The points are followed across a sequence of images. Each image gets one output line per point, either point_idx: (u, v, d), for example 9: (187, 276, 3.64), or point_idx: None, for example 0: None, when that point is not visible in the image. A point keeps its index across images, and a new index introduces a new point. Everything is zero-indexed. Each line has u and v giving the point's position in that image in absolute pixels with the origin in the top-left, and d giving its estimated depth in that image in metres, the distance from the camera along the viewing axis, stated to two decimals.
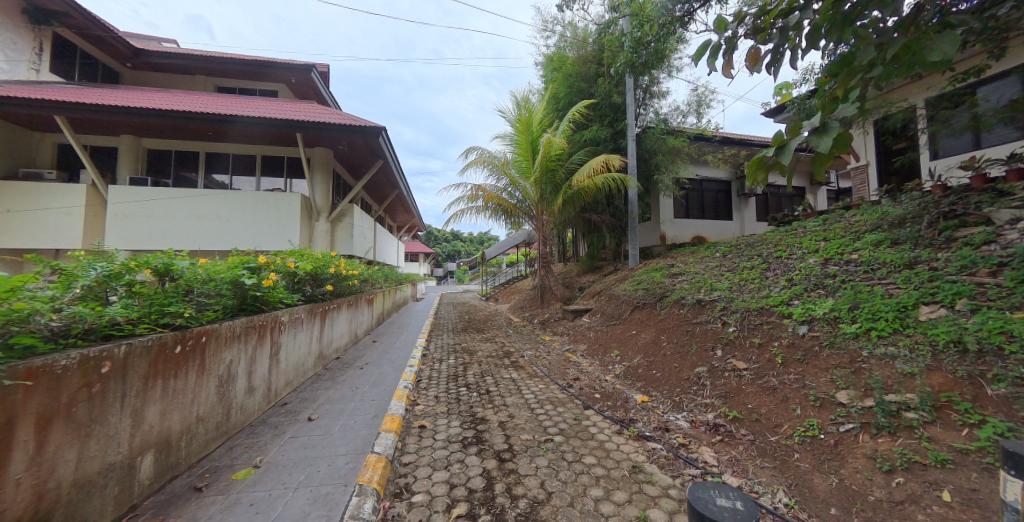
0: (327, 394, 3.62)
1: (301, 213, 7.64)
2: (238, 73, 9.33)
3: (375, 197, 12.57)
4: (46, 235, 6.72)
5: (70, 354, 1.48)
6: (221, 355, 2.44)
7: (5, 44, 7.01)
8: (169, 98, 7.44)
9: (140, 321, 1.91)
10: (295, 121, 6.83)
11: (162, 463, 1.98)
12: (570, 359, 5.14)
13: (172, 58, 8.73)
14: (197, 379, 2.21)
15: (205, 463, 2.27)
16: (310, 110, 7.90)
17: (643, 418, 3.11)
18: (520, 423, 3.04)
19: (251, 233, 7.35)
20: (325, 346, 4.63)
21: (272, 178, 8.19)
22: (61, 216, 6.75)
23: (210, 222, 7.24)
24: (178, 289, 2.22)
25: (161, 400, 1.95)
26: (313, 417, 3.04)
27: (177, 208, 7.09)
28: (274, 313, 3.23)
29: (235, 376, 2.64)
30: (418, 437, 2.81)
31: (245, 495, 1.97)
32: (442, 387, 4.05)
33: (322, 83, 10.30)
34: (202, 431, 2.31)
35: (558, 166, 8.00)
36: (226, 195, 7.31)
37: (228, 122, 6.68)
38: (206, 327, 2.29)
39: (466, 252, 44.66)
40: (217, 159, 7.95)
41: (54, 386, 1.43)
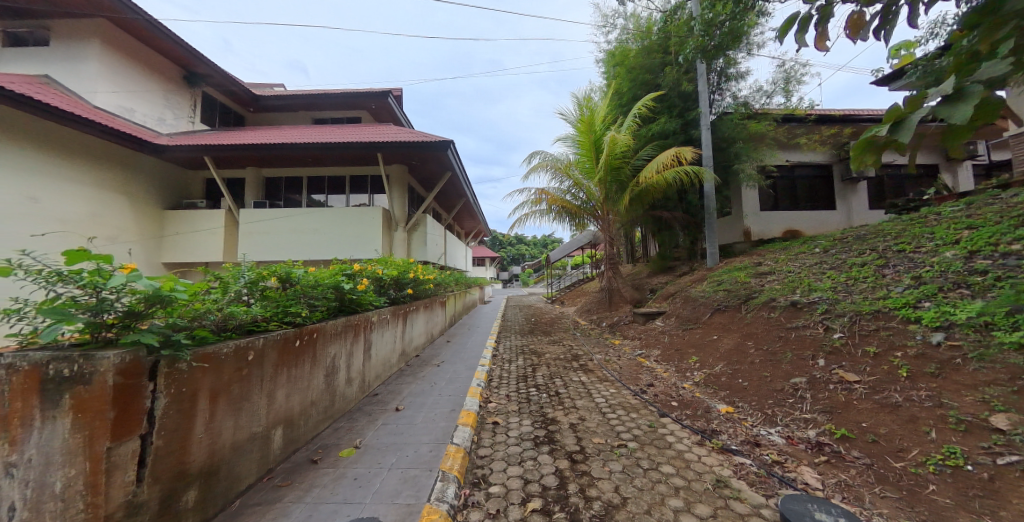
0: (409, 388, 3.98)
1: (382, 224, 8.46)
2: (330, 105, 10.71)
3: (445, 206, 13.41)
4: (197, 252, 8.43)
5: (229, 343, 1.87)
6: (327, 349, 2.85)
7: (174, 105, 9.04)
8: (279, 133, 8.84)
9: (272, 318, 2.33)
10: (377, 142, 7.60)
11: (287, 436, 2.39)
12: (642, 364, 4.92)
13: (280, 99, 10.37)
14: (310, 369, 2.62)
15: (318, 441, 2.67)
16: (388, 131, 8.75)
17: (728, 431, 2.86)
18: (592, 426, 3.02)
19: (342, 244, 8.35)
20: (406, 344, 5.09)
21: (359, 194, 9.24)
22: (207, 236, 8.44)
23: (311, 235, 8.39)
24: (296, 293, 2.65)
25: (284, 385, 2.34)
26: (399, 408, 3.39)
27: (287, 225, 8.37)
28: (366, 313, 3.65)
29: (338, 368, 3.06)
30: (493, 433, 2.96)
31: (349, 471, 2.28)
32: (512, 386, 4.18)
33: (396, 106, 11.37)
34: (315, 412, 2.72)
35: (623, 164, 7.75)
36: (323, 211, 8.43)
37: (324, 148, 7.66)
38: (316, 325, 2.70)
39: (530, 256, 45.17)
40: (316, 181, 9.21)
41: (219, 368, 1.81)
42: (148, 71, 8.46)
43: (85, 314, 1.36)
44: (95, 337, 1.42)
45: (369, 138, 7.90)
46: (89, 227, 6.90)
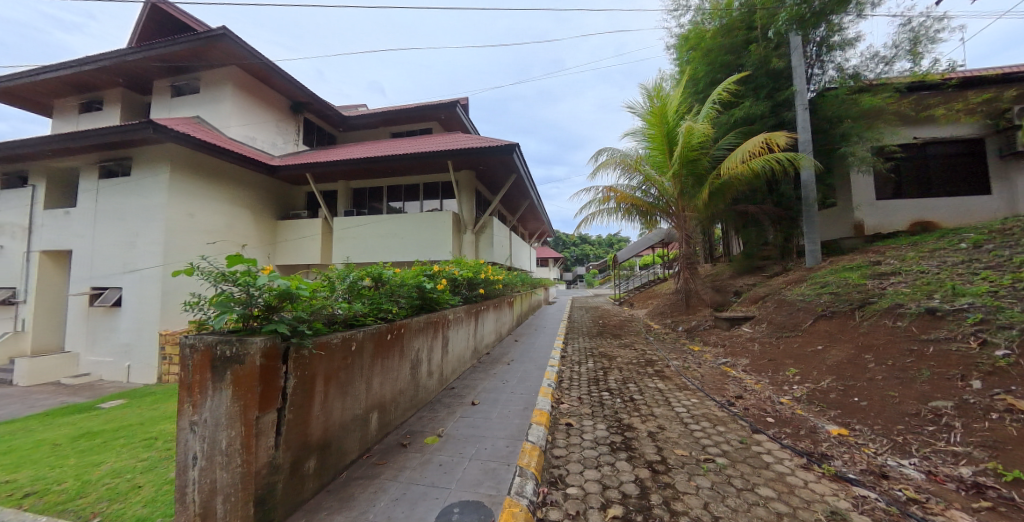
0: (483, 384, 4.15)
1: (452, 228, 8.91)
2: (405, 119, 11.64)
3: (510, 208, 13.69)
4: (301, 255, 9.79)
5: (338, 334, 2.14)
6: (412, 343, 3.11)
7: (284, 130, 10.65)
8: (365, 148, 9.85)
9: (369, 314, 2.62)
10: (447, 150, 8.04)
11: (381, 421, 2.66)
12: (728, 374, 4.47)
13: (364, 118, 11.57)
14: (399, 361, 2.88)
15: (405, 427, 2.93)
16: (458, 139, 9.21)
17: (841, 456, 2.47)
18: (673, 436, 2.84)
19: (417, 247, 8.99)
20: (478, 342, 5.32)
21: (431, 200, 9.87)
22: (309, 242, 9.75)
23: (391, 239, 9.17)
24: (387, 291, 2.94)
25: (379, 374, 2.60)
26: (475, 402, 3.54)
27: (371, 230, 9.28)
28: (444, 311, 3.90)
29: (421, 361, 3.31)
30: (567, 434, 2.94)
31: (434, 457, 2.46)
32: (584, 389, 4.11)
33: (464, 114, 11.94)
34: (403, 400, 2.99)
35: (701, 156, 7.18)
36: (401, 217, 9.17)
37: (401, 159, 8.33)
38: (404, 321, 2.95)
39: (595, 256, 43.96)
40: (395, 190, 10.08)
41: (331, 355, 2.08)
42: (264, 105, 10.03)
43: (237, 306, 1.68)
44: (245, 325, 1.74)
45: (440, 147, 8.39)
46: (224, 235, 8.61)
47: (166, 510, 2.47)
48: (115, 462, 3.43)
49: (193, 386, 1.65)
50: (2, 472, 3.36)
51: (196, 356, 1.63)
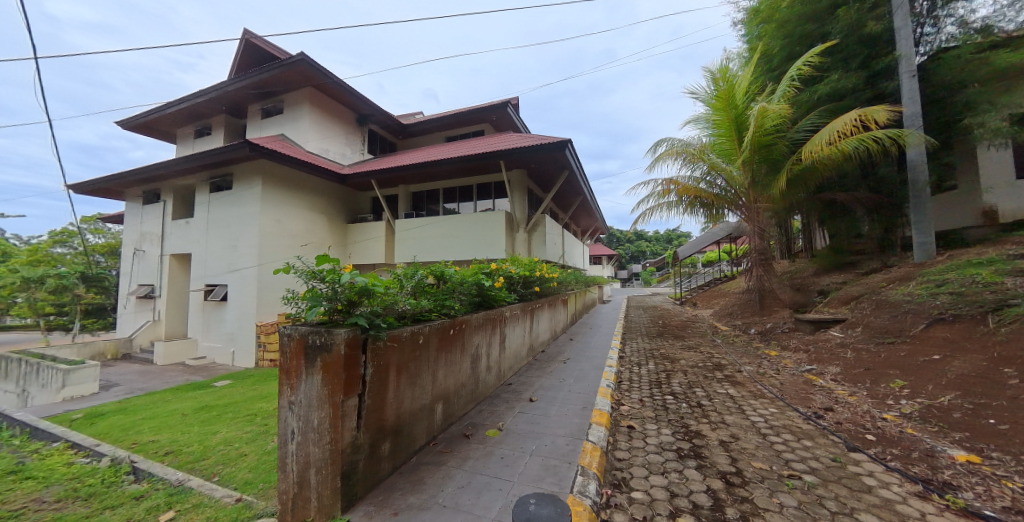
0: (540, 382, 4.16)
1: (505, 226, 9.00)
2: (458, 123, 12.05)
3: (562, 206, 13.53)
4: (368, 255, 10.61)
5: (407, 328, 2.29)
6: (472, 338, 3.22)
7: (351, 141, 11.62)
8: (423, 153, 10.37)
9: (434, 310, 2.76)
10: (499, 151, 8.16)
11: (445, 411, 2.80)
12: (813, 383, 3.98)
13: (420, 124, 12.20)
14: (460, 356, 3.00)
15: (467, 419, 3.05)
16: (510, 139, 9.31)
17: (969, 486, 2.08)
18: (749, 448, 2.60)
19: (471, 246, 9.23)
20: (534, 339, 5.35)
21: (484, 200, 10.07)
22: (374, 243, 10.54)
23: (447, 239, 9.55)
24: (449, 288, 3.08)
25: (443, 367, 2.74)
26: (533, 399, 3.57)
27: (429, 231, 9.75)
28: (501, 308, 3.97)
29: (480, 356, 3.42)
30: (629, 437, 2.84)
31: (496, 449, 2.52)
32: (645, 391, 3.94)
33: (515, 114, 12.04)
34: (465, 393, 3.12)
35: (776, 140, 6.47)
36: (456, 218, 9.49)
37: (456, 162, 8.60)
38: (464, 317, 3.07)
39: (652, 253, 41.77)
40: (450, 192, 10.48)
41: (402, 347, 2.24)
42: (335, 119, 11.01)
43: (324, 301, 1.88)
44: (331, 317, 1.95)
45: (492, 148, 8.53)
46: (305, 238, 9.65)
47: (266, 477, 2.86)
48: (226, 432, 4.03)
49: (290, 371, 1.88)
50: (149, 433, 4.13)
51: (293, 343, 1.85)
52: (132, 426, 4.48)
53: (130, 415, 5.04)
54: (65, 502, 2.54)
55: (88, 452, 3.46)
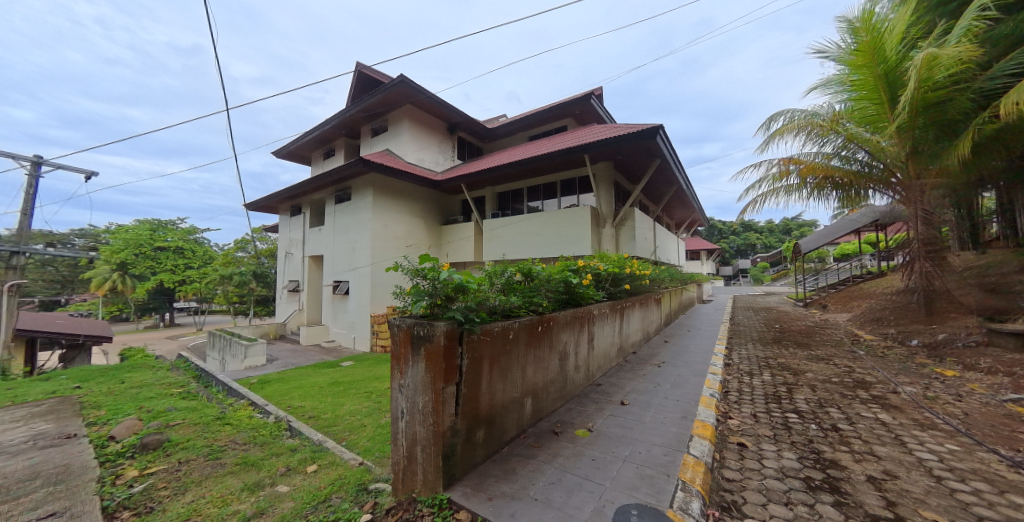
0: (632, 384, 3.95)
1: (591, 222, 8.71)
2: (541, 121, 12.11)
3: (653, 198, 12.58)
4: (459, 254, 11.39)
5: (498, 323, 2.38)
6: (560, 336, 3.20)
7: (443, 149, 12.59)
8: (508, 154, 10.67)
9: (522, 307, 2.81)
10: (583, 145, 7.92)
11: (534, 407, 2.85)
12: (1020, 417, 2.96)
13: (505, 127, 12.61)
14: (548, 353, 3.01)
15: (555, 416, 3.06)
16: (594, 131, 9.00)
17: None
18: (915, 491, 2.06)
19: (556, 243, 9.17)
20: (624, 339, 5.09)
21: (568, 196, 9.89)
22: (464, 242, 11.26)
23: (532, 237, 9.66)
24: (537, 285, 3.11)
25: (532, 362, 2.79)
26: (624, 402, 3.41)
27: (514, 230, 10.02)
28: (589, 306, 3.87)
29: (568, 354, 3.39)
30: (740, 456, 2.50)
31: (586, 450, 2.47)
32: (760, 406, 3.42)
33: (599, 105, 11.62)
34: (553, 390, 3.14)
35: (953, 97, 4.79)
36: (540, 215, 9.55)
37: (539, 160, 8.62)
38: (552, 314, 3.07)
39: (764, 246, 36.11)
40: (534, 190, 10.58)
41: (493, 341, 2.34)
42: (429, 131, 12.05)
43: (426, 297, 2.09)
44: (432, 311, 2.13)
45: (576, 142, 8.34)
46: (407, 240, 10.80)
47: (381, 447, 3.30)
48: (351, 405, 4.76)
49: (399, 357, 2.11)
50: (299, 400, 5.12)
51: (401, 333, 2.07)
52: (287, 393, 5.61)
53: (285, 384, 6.31)
54: (248, 445, 3.32)
55: (260, 410, 4.45)
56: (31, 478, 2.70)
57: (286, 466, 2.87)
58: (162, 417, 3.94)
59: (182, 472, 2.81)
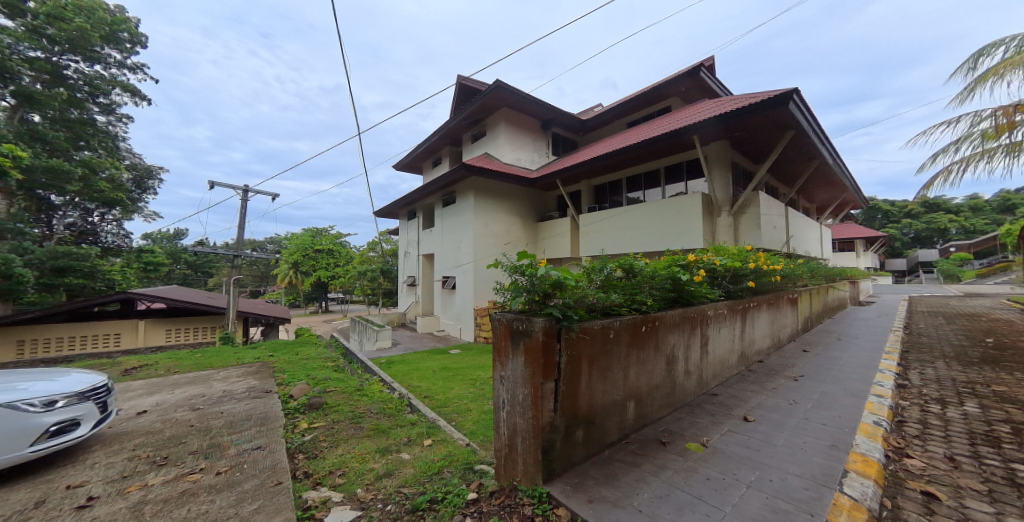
0: (759, 399, 3.38)
1: (702, 211, 7.73)
2: (641, 105, 11.26)
3: (784, 178, 10.55)
4: (555, 251, 11.40)
5: (597, 321, 2.29)
6: (667, 338, 2.93)
7: (538, 147, 12.74)
8: (605, 145, 10.21)
9: (624, 305, 2.65)
10: (692, 124, 7.06)
11: (637, 411, 2.67)
12: None
13: (601, 117, 12.11)
14: (653, 355, 2.78)
15: (662, 424, 2.82)
16: (706, 108, 7.94)
17: None
18: None
19: (660, 236, 8.42)
20: (747, 346, 4.41)
21: (674, 184, 8.97)
22: (560, 238, 11.23)
23: (632, 230, 9.08)
24: (639, 282, 2.89)
25: (635, 364, 2.61)
26: (749, 418, 2.93)
27: (612, 224, 9.57)
28: (702, 305, 3.44)
29: (677, 358, 3.08)
30: (927, 509, 1.88)
31: (700, 468, 2.20)
32: (960, 447, 2.54)
33: (711, 77, 10.23)
34: (659, 396, 2.89)
35: None
36: (641, 207, 8.90)
37: (639, 147, 8.02)
38: (658, 314, 2.82)
39: (962, 232, 26.96)
40: (634, 180, 9.89)
41: (593, 339, 2.26)
42: (524, 130, 12.34)
43: (524, 292, 2.13)
44: (531, 307, 2.16)
45: (683, 123, 7.49)
46: (505, 238, 11.28)
47: (485, 431, 3.54)
48: (458, 389, 5.22)
49: (500, 350, 2.20)
50: (417, 380, 5.85)
51: (502, 327, 2.16)
52: (407, 373, 6.45)
53: (405, 365, 7.26)
54: (380, 414, 3.92)
55: (388, 386, 5.22)
56: (248, 418, 3.70)
57: (408, 437, 3.29)
58: (321, 384, 4.94)
59: (335, 429, 3.47)
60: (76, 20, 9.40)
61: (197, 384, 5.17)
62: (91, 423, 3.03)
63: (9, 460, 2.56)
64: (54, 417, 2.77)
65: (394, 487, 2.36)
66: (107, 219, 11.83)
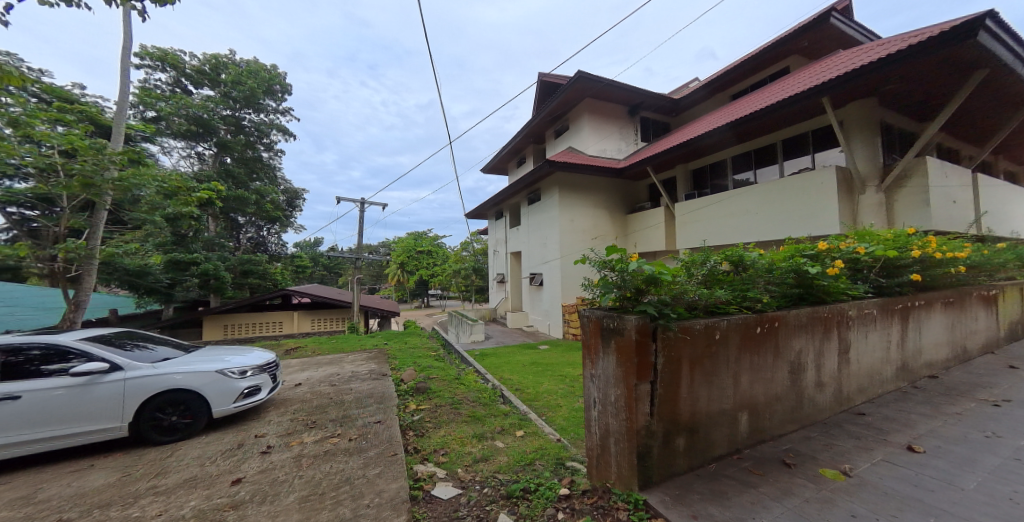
0: (931, 425, 2.63)
1: (839, 188, 6.30)
2: (748, 71, 9.76)
3: (968, 135, 7.99)
4: (648, 244, 10.64)
5: (700, 320, 2.06)
6: (791, 342, 2.49)
7: (625, 135, 12.06)
8: (704, 123, 9.14)
9: (733, 303, 2.34)
10: (819, 85, 5.86)
11: (752, 424, 2.34)
12: None
13: (697, 92, 10.88)
14: (772, 361, 2.40)
15: (786, 443, 2.42)
16: (840, 61, 6.49)
17: None
18: None
19: (777, 222, 7.20)
20: (909, 355, 3.49)
21: (796, 158, 7.53)
22: (653, 230, 10.43)
23: (741, 217, 7.97)
24: (752, 277, 2.51)
25: (748, 371, 2.29)
26: (915, 449, 2.30)
27: (715, 211, 8.54)
28: (841, 304, 2.84)
29: (805, 366, 2.60)
30: None
31: (839, 500, 1.81)
32: None
33: (846, 22, 8.32)
34: (781, 409, 2.49)
35: None
36: (752, 190, 7.73)
37: (747, 122, 6.98)
38: (778, 313, 2.42)
39: None
40: (742, 159, 8.64)
41: (695, 340, 2.05)
42: (610, 118, 11.79)
43: (614, 289, 2.03)
44: (622, 304, 2.06)
45: (806, 86, 6.27)
46: (591, 232, 10.97)
47: (576, 428, 3.52)
48: (548, 384, 5.28)
49: (591, 347, 2.15)
50: (509, 373, 6.10)
51: (592, 324, 2.12)
52: (500, 366, 6.77)
53: (497, 358, 7.63)
54: (476, 402, 4.20)
55: (483, 376, 5.56)
56: (370, 396, 4.35)
57: (501, 426, 3.46)
58: (426, 371, 5.51)
59: (438, 412, 3.83)
60: (249, 82, 12.21)
61: (334, 365, 6.27)
62: (268, 389, 3.90)
63: (222, 411, 3.46)
64: (246, 382, 3.63)
65: (490, 471, 2.51)
66: (272, 232, 15.10)
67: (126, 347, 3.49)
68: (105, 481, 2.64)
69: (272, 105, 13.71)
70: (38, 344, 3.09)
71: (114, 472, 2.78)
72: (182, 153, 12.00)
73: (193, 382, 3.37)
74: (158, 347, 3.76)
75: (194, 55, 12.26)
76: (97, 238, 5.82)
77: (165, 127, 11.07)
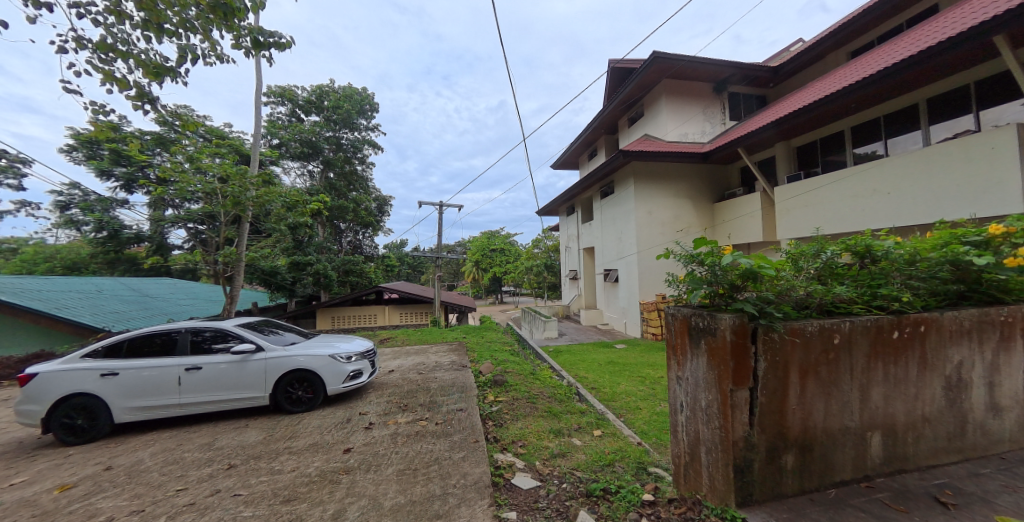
0: None
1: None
2: (874, 20, 8.03)
3: None
4: (742, 234, 9.47)
5: (814, 321, 1.77)
6: (946, 351, 2.00)
7: (710, 114, 10.90)
8: (814, 90, 7.78)
9: (858, 301, 1.96)
10: (987, 22, 4.55)
11: (889, 448, 1.95)
12: None
13: (803, 55, 9.30)
14: (918, 373, 1.96)
15: (939, 476, 1.95)
16: None
17: None
18: None
19: (924, 202, 5.81)
20: None
21: (949, 120, 5.97)
22: (748, 219, 9.24)
23: (869, 198, 6.61)
24: (887, 271, 2.06)
25: (883, 383, 1.90)
26: None
27: (832, 193, 7.22)
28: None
29: (969, 382, 2.07)
30: None
31: None
32: None
33: None
34: (931, 434, 2.03)
35: None
36: (886, 163, 6.33)
37: (875, 81, 5.76)
38: (927, 315, 1.96)
39: None
40: (866, 129, 7.17)
41: (807, 345, 1.77)
42: (692, 98, 10.75)
43: (704, 285, 1.85)
44: (713, 302, 1.88)
45: (965, 25, 4.92)
46: (673, 225, 10.18)
47: (659, 433, 3.32)
48: (627, 385, 5.06)
49: (677, 348, 2.01)
50: (584, 371, 6.01)
51: (678, 322, 1.98)
52: (575, 363, 6.70)
53: (572, 356, 7.56)
54: (552, 398, 4.22)
55: (557, 373, 5.58)
56: (453, 385, 4.65)
57: (579, 424, 3.42)
58: (503, 364, 5.69)
59: (515, 406, 3.92)
60: (346, 105, 13.96)
61: (420, 355, 6.86)
62: (368, 373, 4.42)
63: (334, 390, 4.03)
64: (351, 366, 4.18)
65: (568, 468, 2.50)
66: (366, 236, 17.07)
67: (265, 332, 4.27)
68: (256, 438, 3.29)
69: (364, 124, 15.46)
70: (210, 327, 3.93)
71: (262, 432, 3.44)
72: (298, 172, 14.26)
73: (313, 363, 3.99)
74: (287, 333, 4.53)
75: (305, 88, 14.43)
76: (243, 246, 7.22)
77: (286, 151, 13.25)
